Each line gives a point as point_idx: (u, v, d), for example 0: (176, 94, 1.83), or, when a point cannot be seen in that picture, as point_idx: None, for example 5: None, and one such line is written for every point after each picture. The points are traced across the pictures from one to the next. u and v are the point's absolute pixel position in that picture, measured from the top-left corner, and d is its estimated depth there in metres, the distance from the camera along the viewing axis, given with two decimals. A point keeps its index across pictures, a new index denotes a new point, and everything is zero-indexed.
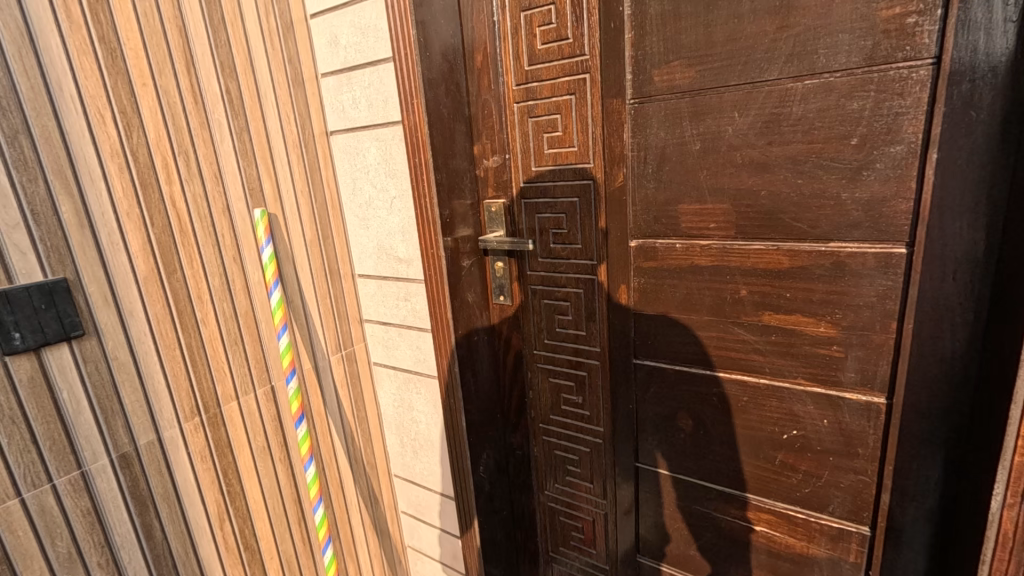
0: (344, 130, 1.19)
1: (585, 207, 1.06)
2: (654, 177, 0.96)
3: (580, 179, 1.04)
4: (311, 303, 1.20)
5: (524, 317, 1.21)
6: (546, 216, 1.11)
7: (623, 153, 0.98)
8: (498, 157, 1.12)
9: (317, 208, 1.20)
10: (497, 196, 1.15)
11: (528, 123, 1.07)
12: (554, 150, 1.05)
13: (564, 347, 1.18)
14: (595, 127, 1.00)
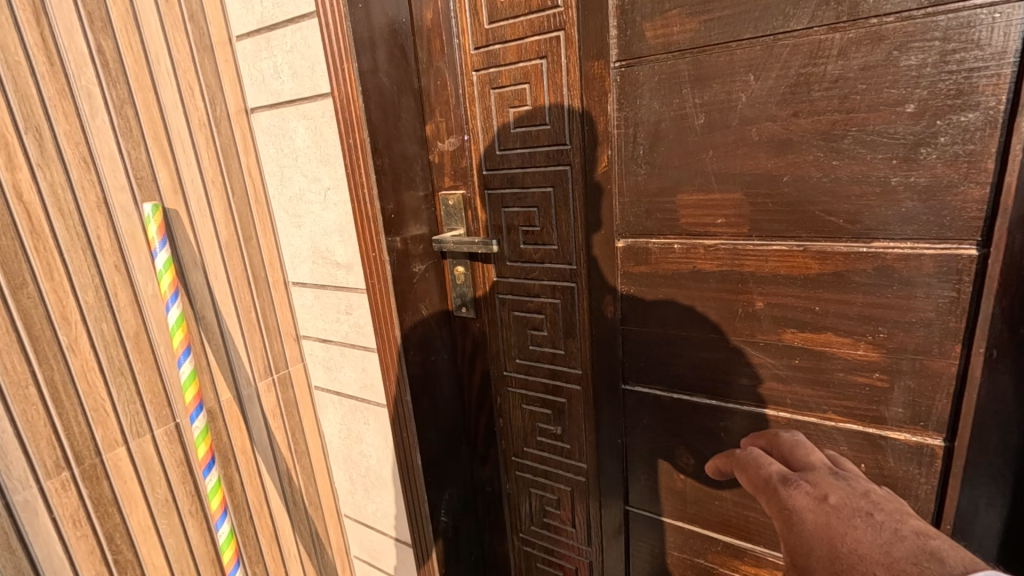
0: (267, 106, 0.96)
1: (562, 198, 0.85)
2: (646, 160, 0.76)
3: (554, 164, 0.85)
4: (228, 320, 0.98)
5: (492, 333, 1.02)
6: (512, 210, 0.91)
7: (607, 131, 0.78)
8: (454, 139, 0.93)
9: (233, 204, 0.97)
10: (455, 187, 0.96)
11: (489, 95, 0.87)
12: (521, 127, 0.86)
13: (540, 368, 0.98)
14: (571, 97, 0.80)
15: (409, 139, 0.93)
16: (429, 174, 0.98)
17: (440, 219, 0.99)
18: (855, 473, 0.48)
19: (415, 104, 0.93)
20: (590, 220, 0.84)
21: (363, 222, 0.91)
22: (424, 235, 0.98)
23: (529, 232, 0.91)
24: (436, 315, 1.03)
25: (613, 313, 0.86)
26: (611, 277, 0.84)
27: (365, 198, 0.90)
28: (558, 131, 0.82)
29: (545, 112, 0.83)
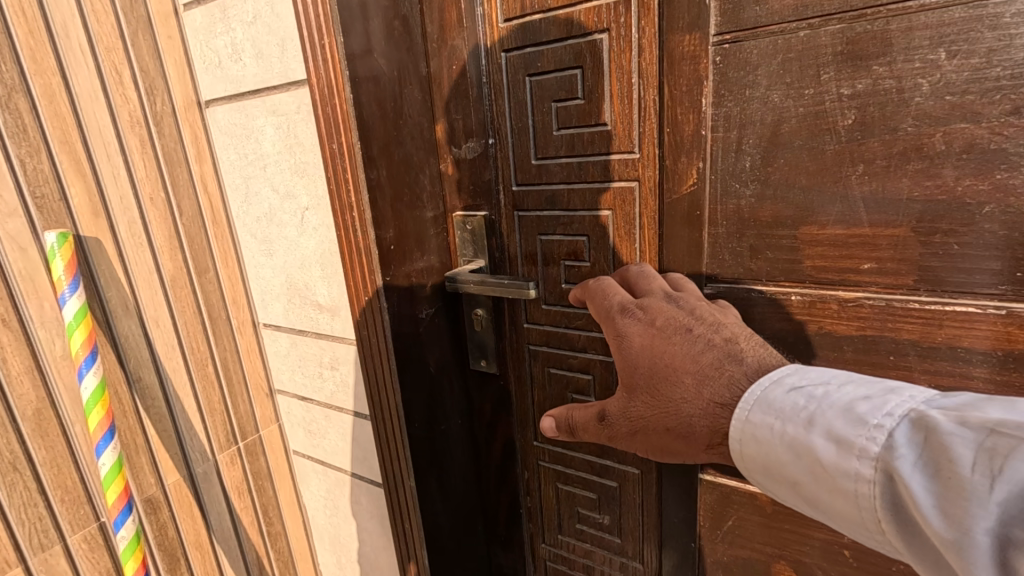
0: (225, 98, 0.72)
1: (625, 225, 0.63)
2: (754, 177, 0.54)
3: (616, 179, 0.62)
4: (174, 380, 0.75)
5: (519, 394, 0.79)
6: (552, 238, 0.69)
7: (698, 135, 0.55)
8: (473, 143, 0.70)
9: (180, 227, 0.74)
10: (474, 206, 0.73)
11: (525, 84, 0.65)
12: (568, 129, 0.64)
13: (582, 440, 0.76)
14: (644, 88, 0.57)
15: (413, 142, 0.69)
16: (437, 189, 0.74)
17: (455, 245, 0.76)
18: (689, 291, 0.54)
19: (421, 96, 0.70)
20: (665, 256, 0.61)
21: (354, 254, 0.67)
22: (434, 268, 0.74)
23: (575, 268, 0.68)
24: (446, 371, 0.79)
25: None
26: None
27: (353, 225, 0.66)
28: (622, 135, 0.60)
29: (605, 108, 0.60)
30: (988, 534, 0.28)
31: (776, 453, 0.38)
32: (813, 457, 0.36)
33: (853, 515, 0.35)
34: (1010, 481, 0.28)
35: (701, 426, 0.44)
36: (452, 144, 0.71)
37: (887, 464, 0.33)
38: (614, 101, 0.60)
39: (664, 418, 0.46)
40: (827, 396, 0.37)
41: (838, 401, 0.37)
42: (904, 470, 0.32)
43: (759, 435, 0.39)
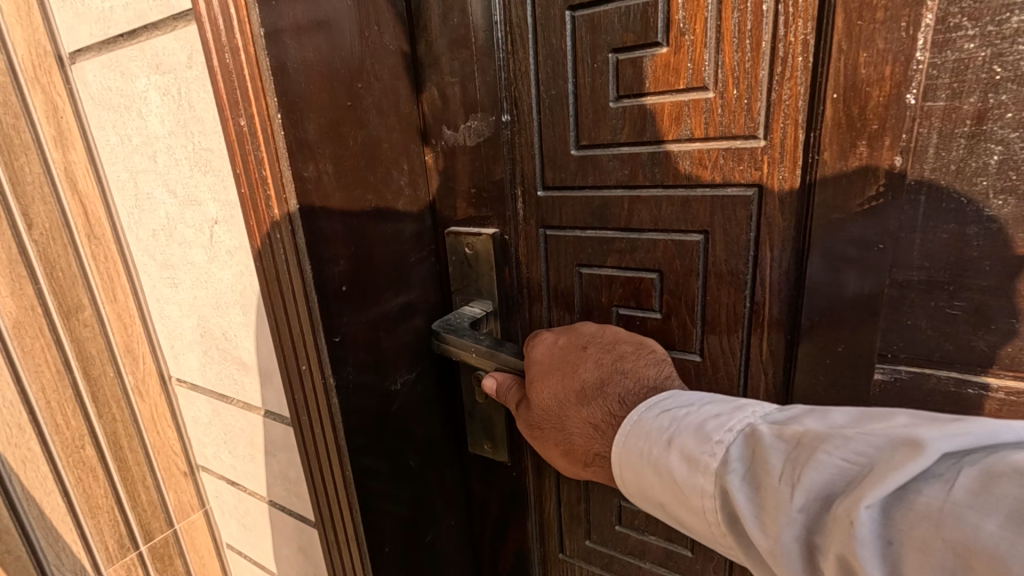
0: (93, 47, 0.46)
1: (728, 258, 0.38)
2: (1001, 182, 0.29)
3: (717, 181, 0.37)
4: (22, 476, 0.50)
5: (540, 488, 0.54)
6: (600, 271, 0.44)
7: (896, 107, 0.30)
8: (473, 122, 0.46)
9: (29, 247, 0.48)
10: (473, 220, 0.49)
11: (564, 24, 0.40)
12: (635, 99, 0.39)
13: (631, 564, 0.51)
14: (786, 23, 0.32)
15: (381, 118, 0.44)
16: (417, 192, 0.48)
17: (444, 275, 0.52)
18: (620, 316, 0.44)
19: (395, 46, 0.44)
20: (804, 316, 0.36)
21: (283, 288, 0.41)
22: (416, 310, 0.49)
23: (636, 319, 0.44)
24: (432, 459, 0.53)
25: None
26: None
27: (282, 253, 0.39)
28: (736, 106, 0.35)
29: (707, 59, 0.35)
30: (796, 543, 0.25)
31: (631, 475, 0.34)
32: (658, 477, 0.32)
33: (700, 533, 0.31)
34: (807, 490, 0.25)
35: (580, 444, 0.39)
36: (443, 123, 0.47)
37: (723, 480, 0.29)
38: (724, 48, 0.35)
39: (540, 431, 0.40)
40: (676, 411, 0.33)
41: (681, 414, 0.33)
42: (736, 486, 0.28)
43: (625, 458, 0.34)
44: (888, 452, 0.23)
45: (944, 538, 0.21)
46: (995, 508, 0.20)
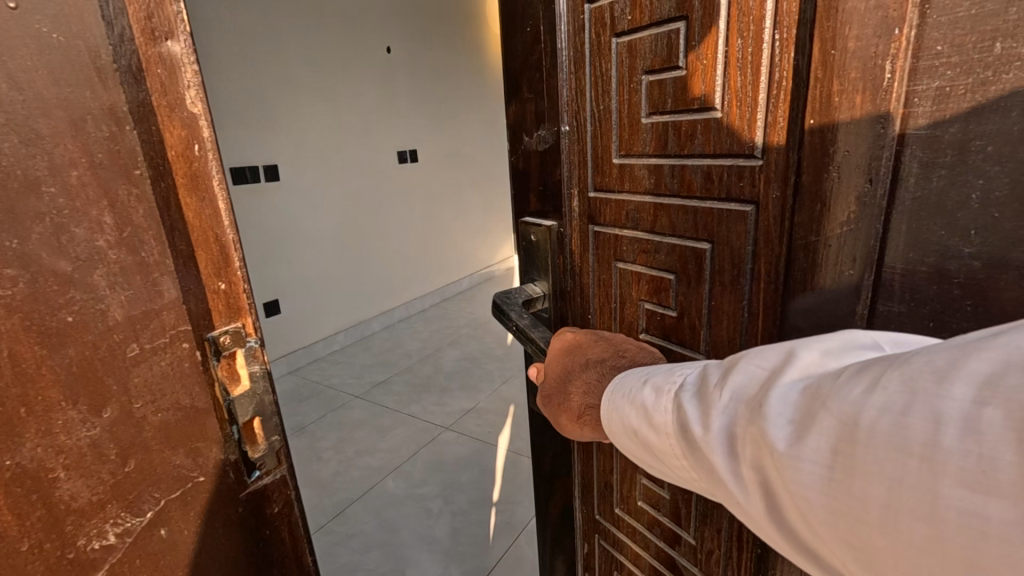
0: None
1: (734, 274, 0.37)
2: (978, 219, 0.28)
3: (723, 196, 0.36)
4: None
5: (582, 451, 0.56)
6: (631, 268, 0.45)
7: (867, 139, 0.30)
8: (544, 130, 0.51)
9: None
10: (542, 212, 0.55)
11: (611, 48, 0.41)
12: (663, 114, 0.39)
13: (650, 540, 0.51)
14: (763, 52, 0.32)
15: (39, 148, 0.27)
16: (143, 255, 0.31)
17: (233, 361, 0.37)
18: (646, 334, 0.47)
19: (80, 46, 0.28)
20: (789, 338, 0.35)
21: None
22: (172, 426, 0.33)
23: (659, 316, 0.44)
24: None
25: None
26: None
27: None
28: (736, 129, 0.34)
29: (716, 82, 0.35)
30: (726, 433, 0.29)
31: (614, 417, 0.38)
32: (633, 412, 0.36)
33: (672, 469, 0.34)
34: (734, 388, 0.29)
35: (575, 403, 0.44)
36: (521, 131, 0.54)
37: (678, 397, 0.33)
38: (727, 72, 0.34)
39: (548, 392, 0.47)
40: (650, 367, 0.38)
41: (653, 368, 0.38)
42: (688, 401, 0.32)
43: (607, 409, 0.38)
44: (791, 357, 0.28)
45: (828, 404, 0.24)
46: (861, 375, 0.23)
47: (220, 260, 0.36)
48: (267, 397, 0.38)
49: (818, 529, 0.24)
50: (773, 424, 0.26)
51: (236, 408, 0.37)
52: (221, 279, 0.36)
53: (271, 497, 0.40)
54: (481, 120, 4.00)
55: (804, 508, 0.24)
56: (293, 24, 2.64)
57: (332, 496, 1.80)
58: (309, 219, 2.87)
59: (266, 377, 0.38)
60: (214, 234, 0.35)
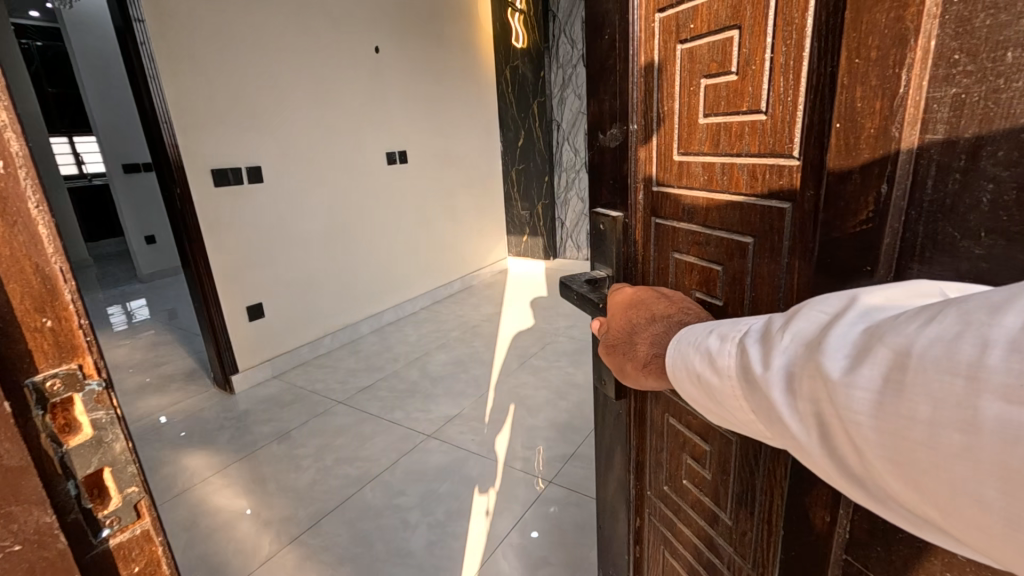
0: None
1: (769, 264, 0.42)
2: (993, 223, 0.29)
3: (765, 194, 0.42)
4: None
5: (636, 433, 0.68)
6: (686, 258, 0.52)
7: (888, 142, 0.31)
8: (618, 129, 0.58)
9: None
10: (612, 204, 0.61)
11: (677, 55, 0.48)
12: (715, 116, 0.45)
13: (692, 516, 0.61)
14: (802, 59, 0.37)
15: None
16: None
17: (69, 408, 0.35)
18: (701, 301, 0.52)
19: None
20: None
21: None
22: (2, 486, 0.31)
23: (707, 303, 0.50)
24: None
25: (826, 530, 0.40)
26: None
27: None
28: (778, 129, 0.39)
29: (763, 87, 0.40)
30: (788, 368, 0.33)
31: (680, 362, 0.42)
32: (698, 357, 0.40)
33: (729, 407, 0.39)
34: (799, 331, 0.33)
35: (642, 351, 0.47)
36: (599, 129, 0.61)
37: (742, 342, 0.37)
38: (774, 78, 0.39)
39: (614, 345, 0.51)
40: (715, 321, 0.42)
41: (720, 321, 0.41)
42: (753, 343, 0.36)
43: (675, 353, 0.43)
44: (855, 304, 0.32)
45: (886, 339, 0.28)
46: (918, 315, 0.27)
47: (46, 293, 0.33)
48: (117, 444, 0.37)
49: (865, 446, 0.28)
50: (832, 356, 0.30)
51: (75, 461, 0.35)
52: (46, 314, 0.33)
53: (127, 557, 0.38)
54: (470, 123, 4.01)
55: (853, 428, 0.28)
56: (279, 25, 2.62)
57: (309, 507, 1.78)
58: (295, 221, 2.84)
59: (112, 424, 0.37)
60: (52, 282, 0.33)
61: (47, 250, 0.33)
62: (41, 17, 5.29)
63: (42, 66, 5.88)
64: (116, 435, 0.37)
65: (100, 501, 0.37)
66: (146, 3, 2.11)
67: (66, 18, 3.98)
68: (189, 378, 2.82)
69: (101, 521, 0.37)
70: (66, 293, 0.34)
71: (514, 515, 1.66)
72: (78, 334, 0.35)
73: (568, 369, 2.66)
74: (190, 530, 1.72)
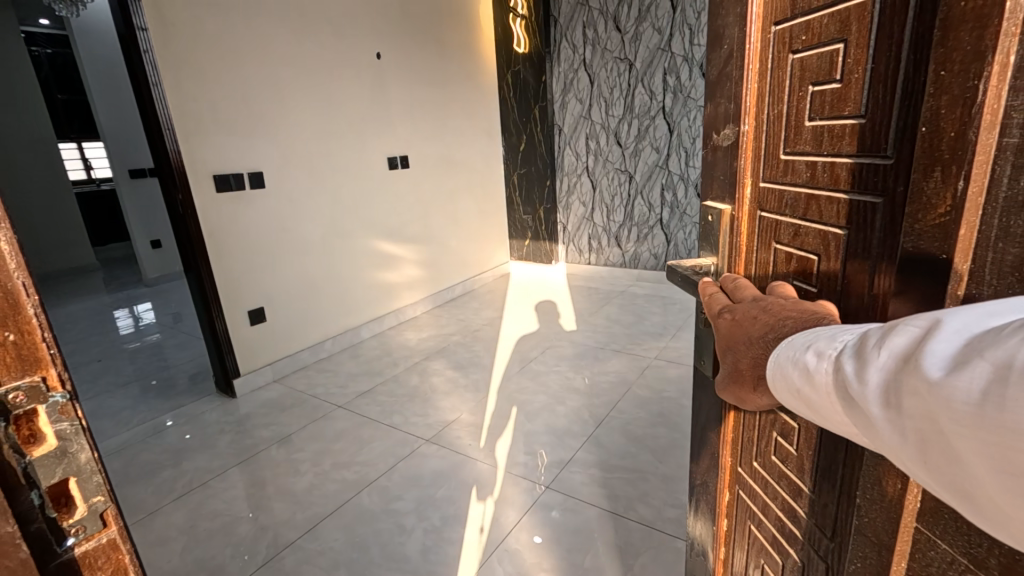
0: None
1: (860, 251, 0.48)
2: None
3: (860, 190, 0.47)
4: None
5: (730, 409, 0.73)
6: (785, 248, 0.58)
7: (969, 145, 0.35)
8: (730, 129, 0.63)
9: None
10: (721, 199, 0.67)
11: (787, 63, 0.54)
12: (819, 120, 0.51)
13: (778, 490, 0.66)
14: (899, 74, 0.42)
15: None
16: None
17: (34, 419, 0.36)
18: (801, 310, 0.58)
19: None
20: (895, 309, 0.42)
21: None
22: None
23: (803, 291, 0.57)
24: None
25: (899, 497, 0.44)
26: None
27: None
28: (875, 130, 0.45)
29: (864, 97, 0.46)
30: (887, 383, 0.34)
31: (782, 377, 0.43)
32: (798, 374, 0.41)
33: (833, 421, 0.40)
34: (893, 349, 0.34)
35: (751, 329, 0.51)
36: (713, 130, 0.67)
37: (836, 359, 0.38)
38: (872, 88, 0.45)
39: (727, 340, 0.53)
40: (815, 333, 0.43)
41: (817, 335, 0.42)
42: (848, 360, 0.37)
43: (775, 367, 0.44)
44: (953, 318, 0.32)
45: (991, 353, 0.28)
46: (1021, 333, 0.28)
47: (9, 307, 0.34)
48: (81, 454, 0.39)
49: (968, 457, 0.29)
50: (928, 369, 0.31)
51: (40, 472, 0.37)
52: (8, 327, 0.34)
53: (93, 565, 0.41)
54: (472, 128, 4.05)
55: (954, 440, 0.29)
56: (281, 33, 2.64)
57: (307, 512, 1.79)
58: (296, 226, 2.85)
59: (77, 434, 0.39)
60: (18, 299, 0.35)
61: (9, 266, 0.35)
62: (50, 25, 5.33)
63: (52, 71, 5.90)
64: (80, 446, 0.39)
65: (65, 511, 0.39)
66: (148, 11, 2.13)
67: (73, 25, 4.01)
68: (192, 380, 2.82)
69: (66, 531, 0.39)
70: (28, 308, 0.36)
71: (512, 520, 1.67)
72: (41, 347, 0.37)
73: (569, 373, 2.69)
74: (187, 533, 1.71)
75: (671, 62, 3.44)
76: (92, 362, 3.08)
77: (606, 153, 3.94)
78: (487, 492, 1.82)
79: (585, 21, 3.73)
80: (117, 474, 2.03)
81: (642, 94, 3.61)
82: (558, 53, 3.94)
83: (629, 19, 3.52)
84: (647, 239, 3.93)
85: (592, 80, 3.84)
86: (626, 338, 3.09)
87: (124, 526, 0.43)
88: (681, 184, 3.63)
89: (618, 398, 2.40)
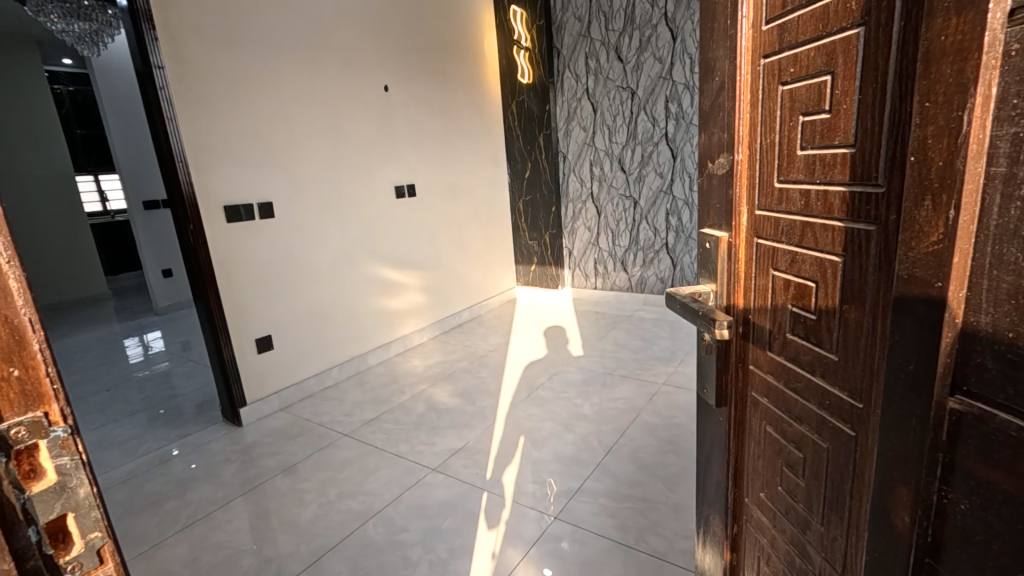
0: None
1: (856, 277, 0.48)
2: None
3: (854, 218, 0.48)
4: None
5: (736, 439, 0.72)
6: (783, 274, 0.58)
7: (963, 173, 0.35)
8: (724, 157, 0.64)
9: None
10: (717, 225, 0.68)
11: (778, 93, 0.55)
12: (811, 148, 0.52)
13: (786, 524, 0.65)
14: (887, 104, 0.43)
15: None
16: None
17: (34, 453, 0.36)
18: (796, 344, 0.58)
19: None
20: (891, 338, 0.42)
21: None
22: None
23: (802, 318, 0.57)
24: None
25: (908, 532, 0.43)
26: (914, 455, 0.41)
27: None
28: (866, 161, 0.45)
29: (854, 124, 0.46)
30: None
31: None
32: None
33: None
34: None
35: None
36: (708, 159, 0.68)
37: None
38: (862, 117, 0.45)
39: None
40: None
41: None
42: None
43: None
44: None
45: None
46: None
47: (14, 342, 0.35)
48: (79, 489, 0.39)
49: None
50: None
51: (39, 508, 0.37)
52: (13, 363, 0.35)
53: None
54: (478, 156, 4.12)
55: None
56: (290, 69, 2.73)
57: (312, 543, 1.76)
58: (304, 255, 2.88)
59: (78, 469, 0.39)
60: (16, 334, 0.35)
61: (16, 301, 0.35)
62: (72, 63, 5.54)
63: (72, 108, 6.11)
64: (80, 480, 0.39)
65: (62, 547, 0.39)
66: (165, 50, 2.22)
67: (93, 64, 4.18)
68: (199, 409, 2.82)
69: (63, 567, 0.38)
70: (34, 344, 0.36)
71: (521, 552, 1.64)
72: (44, 382, 0.37)
73: (576, 400, 2.65)
74: (190, 566, 1.68)
75: (673, 90, 3.50)
76: (100, 392, 3.09)
77: (610, 179, 3.98)
78: (496, 518, 1.80)
79: (587, 52, 3.83)
80: (121, 506, 2.01)
81: (644, 121, 3.67)
82: (561, 83, 4.03)
83: (630, 49, 3.61)
84: (652, 263, 3.93)
85: (595, 108, 3.90)
86: (634, 363, 3.06)
87: (121, 563, 0.43)
88: (686, 209, 3.63)
89: (626, 425, 2.36)
